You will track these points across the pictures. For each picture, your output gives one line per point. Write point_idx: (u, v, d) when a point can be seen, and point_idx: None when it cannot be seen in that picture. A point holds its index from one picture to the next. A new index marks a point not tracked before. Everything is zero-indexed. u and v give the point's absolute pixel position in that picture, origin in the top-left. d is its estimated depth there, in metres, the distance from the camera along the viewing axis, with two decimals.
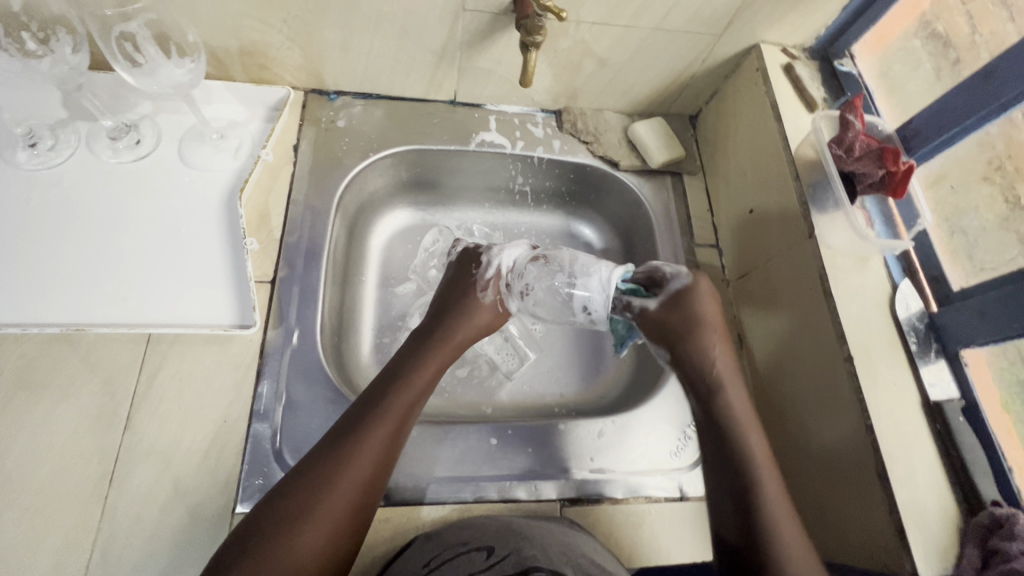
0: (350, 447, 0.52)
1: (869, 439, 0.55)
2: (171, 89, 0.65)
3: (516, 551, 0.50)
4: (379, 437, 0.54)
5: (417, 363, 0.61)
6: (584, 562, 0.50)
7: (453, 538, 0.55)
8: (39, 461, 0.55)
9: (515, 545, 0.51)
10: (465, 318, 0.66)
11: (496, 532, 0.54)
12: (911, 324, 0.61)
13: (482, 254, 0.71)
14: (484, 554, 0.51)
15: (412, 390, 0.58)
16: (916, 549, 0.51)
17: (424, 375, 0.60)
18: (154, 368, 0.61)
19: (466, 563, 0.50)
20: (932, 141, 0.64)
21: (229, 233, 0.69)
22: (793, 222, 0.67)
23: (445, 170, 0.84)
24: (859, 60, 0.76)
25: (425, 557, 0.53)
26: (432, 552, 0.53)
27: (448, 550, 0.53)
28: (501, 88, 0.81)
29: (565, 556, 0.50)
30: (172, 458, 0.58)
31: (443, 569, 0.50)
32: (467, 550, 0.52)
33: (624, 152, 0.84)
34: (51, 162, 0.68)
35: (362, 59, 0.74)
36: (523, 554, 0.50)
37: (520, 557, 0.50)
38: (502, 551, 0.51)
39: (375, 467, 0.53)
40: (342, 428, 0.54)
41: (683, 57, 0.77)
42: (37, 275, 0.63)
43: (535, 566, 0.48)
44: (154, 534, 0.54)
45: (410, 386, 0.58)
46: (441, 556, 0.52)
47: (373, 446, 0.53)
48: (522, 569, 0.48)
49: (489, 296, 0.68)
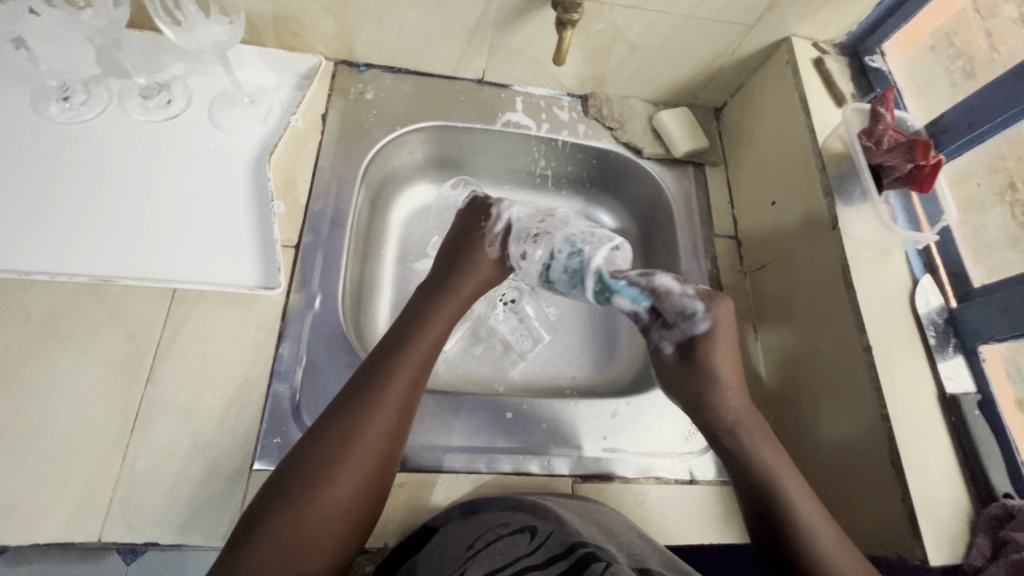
0: (372, 394, 0.55)
1: (884, 428, 0.55)
2: (210, 48, 0.64)
3: (560, 529, 0.51)
4: (402, 379, 0.57)
5: (431, 316, 0.63)
6: (624, 542, 0.51)
7: (492, 521, 0.55)
8: (62, 408, 0.56)
9: (557, 523, 0.52)
10: (475, 274, 0.67)
11: (535, 513, 0.55)
12: (930, 319, 0.61)
13: (494, 204, 0.70)
14: (528, 536, 0.51)
15: (427, 341, 0.60)
16: (927, 536, 0.52)
17: (438, 328, 0.62)
18: (178, 324, 0.61)
19: (511, 546, 0.50)
20: (961, 138, 0.64)
21: (256, 197, 0.70)
22: (817, 213, 0.67)
23: (469, 150, 0.85)
24: (889, 57, 0.75)
25: (468, 539, 0.52)
26: (472, 535, 0.53)
27: (488, 533, 0.53)
28: (530, 69, 0.81)
29: (607, 533, 0.52)
30: (193, 413, 0.58)
31: (488, 552, 0.50)
32: (509, 532, 0.53)
33: (648, 140, 0.85)
34: (82, 116, 0.68)
35: (394, 32, 0.74)
36: (567, 531, 0.50)
37: (564, 534, 0.50)
38: (546, 531, 0.51)
39: (398, 414, 0.55)
40: (361, 377, 0.56)
41: (713, 47, 0.77)
42: (66, 226, 0.63)
43: (581, 541, 0.48)
44: (173, 486, 0.55)
45: (425, 337, 0.61)
46: (484, 538, 0.52)
47: (393, 394, 0.55)
48: (568, 546, 0.48)
49: (493, 251, 0.68)
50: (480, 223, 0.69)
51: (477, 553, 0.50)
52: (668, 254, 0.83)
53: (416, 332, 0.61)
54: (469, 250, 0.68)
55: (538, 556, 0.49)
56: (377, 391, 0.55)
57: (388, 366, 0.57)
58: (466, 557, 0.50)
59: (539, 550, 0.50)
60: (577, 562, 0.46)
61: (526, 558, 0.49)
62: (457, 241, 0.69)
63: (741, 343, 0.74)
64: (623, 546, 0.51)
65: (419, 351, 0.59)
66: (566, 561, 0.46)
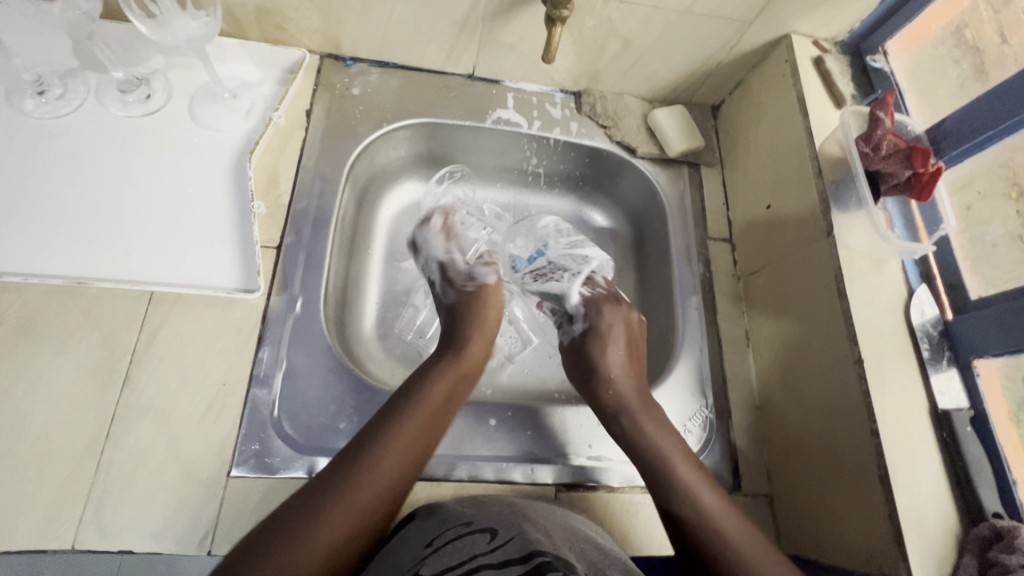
0: (375, 454, 0.52)
1: (873, 443, 0.54)
2: (185, 42, 0.62)
3: (520, 534, 0.50)
4: (413, 432, 0.54)
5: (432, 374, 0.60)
6: (587, 548, 0.51)
7: (453, 520, 0.54)
8: (36, 411, 0.55)
9: (519, 529, 0.51)
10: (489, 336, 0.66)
11: (496, 515, 0.54)
12: (924, 331, 0.60)
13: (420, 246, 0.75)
14: (488, 536, 0.50)
15: (437, 402, 0.58)
16: (913, 555, 0.51)
17: (440, 383, 0.59)
18: (155, 326, 0.60)
19: (469, 544, 0.49)
20: (964, 144, 0.62)
21: (237, 196, 0.68)
22: (811, 218, 0.65)
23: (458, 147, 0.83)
24: (892, 56, 0.72)
25: (427, 537, 0.52)
26: (433, 533, 0.52)
27: (448, 532, 0.51)
28: (521, 65, 0.79)
29: (568, 541, 0.51)
30: (170, 417, 0.57)
31: (446, 550, 0.49)
32: (469, 531, 0.51)
33: (642, 139, 0.82)
34: (59, 111, 0.67)
35: (380, 25, 0.72)
36: (527, 537, 0.50)
37: (525, 540, 0.49)
38: (506, 533, 0.51)
39: (400, 480, 0.52)
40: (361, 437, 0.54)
41: (710, 43, 0.75)
42: (40, 225, 0.62)
43: (540, 548, 0.47)
44: (149, 492, 0.54)
45: (434, 401, 0.58)
46: (444, 536, 0.51)
47: (400, 449, 0.53)
48: (526, 553, 0.47)
49: (483, 272, 0.72)
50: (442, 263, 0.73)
51: (435, 550, 0.49)
52: (660, 257, 0.81)
53: (423, 389, 0.58)
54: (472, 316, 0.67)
55: (495, 556, 0.48)
56: (379, 452, 0.52)
57: (394, 428, 0.54)
58: (423, 555, 0.49)
59: (497, 549, 0.48)
60: (532, 568, 0.45)
61: (483, 556, 0.48)
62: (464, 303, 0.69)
63: (731, 349, 0.73)
64: (584, 556, 0.50)
65: (425, 406, 0.57)
66: (522, 567, 0.45)
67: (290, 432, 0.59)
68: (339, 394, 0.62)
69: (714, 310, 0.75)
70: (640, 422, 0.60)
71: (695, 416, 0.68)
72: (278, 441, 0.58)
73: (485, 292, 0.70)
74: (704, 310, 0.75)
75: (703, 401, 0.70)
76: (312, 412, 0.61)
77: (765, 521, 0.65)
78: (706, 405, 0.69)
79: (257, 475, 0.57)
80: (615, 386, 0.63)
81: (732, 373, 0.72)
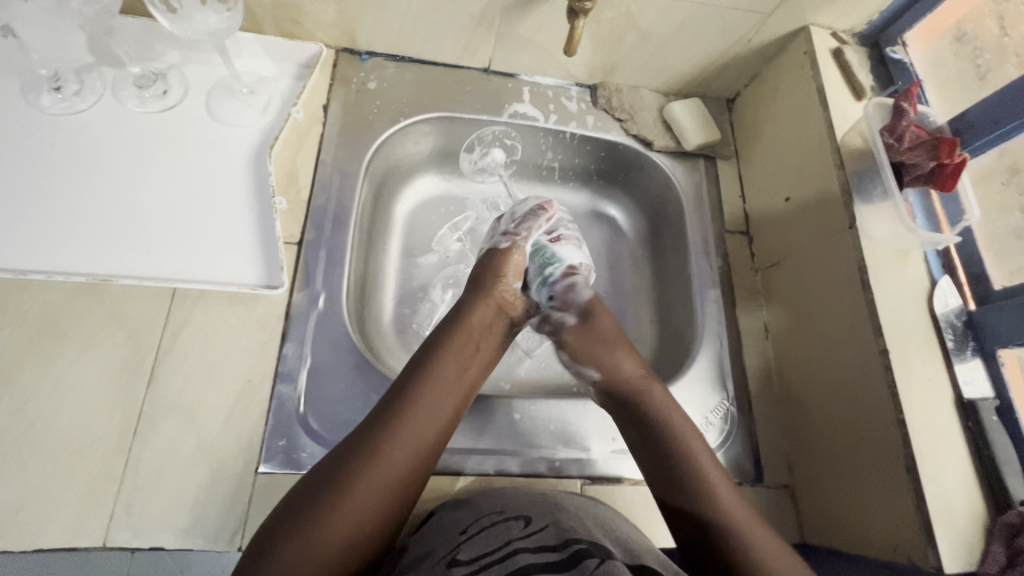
0: (407, 413, 0.52)
1: (900, 433, 0.55)
2: (206, 37, 0.62)
3: (554, 522, 0.50)
4: (437, 413, 0.53)
5: (456, 332, 0.59)
6: (622, 536, 0.51)
7: (486, 508, 0.54)
8: (62, 410, 0.55)
9: (552, 517, 0.51)
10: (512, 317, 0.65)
11: (529, 503, 0.54)
12: (948, 321, 0.60)
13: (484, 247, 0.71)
14: (521, 523, 0.51)
15: (465, 361, 0.58)
16: (942, 543, 0.51)
17: (467, 344, 0.59)
18: (179, 323, 0.60)
19: (503, 531, 0.50)
20: (986, 135, 0.62)
21: (257, 192, 0.68)
22: (832, 210, 0.65)
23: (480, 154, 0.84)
24: (910, 48, 0.73)
25: (461, 524, 0.52)
26: (467, 520, 0.53)
27: (482, 519, 0.52)
28: (537, 58, 0.79)
29: (601, 529, 0.51)
30: (197, 414, 0.57)
31: (481, 536, 0.49)
32: (503, 519, 0.52)
33: (658, 132, 0.82)
34: (75, 107, 0.66)
35: (397, 19, 0.72)
36: (562, 525, 0.50)
37: (559, 528, 0.49)
38: (539, 521, 0.51)
39: (435, 437, 0.52)
40: (390, 397, 0.53)
41: (728, 35, 0.74)
42: (61, 222, 0.61)
43: (575, 536, 0.47)
44: (178, 490, 0.54)
45: (459, 363, 0.57)
46: (478, 523, 0.52)
47: (422, 425, 0.52)
48: (562, 540, 0.47)
49: (503, 243, 0.68)
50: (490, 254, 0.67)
51: (470, 537, 0.50)
52: (677, 250, 0.81)
53: (450, 348, 0.58)
54: (495, 277, 0.65)
55: (530, 541, 0.48)
56: (411, 409, 0.52)
57: (423, 385, 0.54)
58: (458, 541, 0.50)
59: (531, 536, 0.49)
60: (569, 556, 0.45)
61: (519, 541, 0.48)
62: (483, 267, 0.66)
63: (750, 342, 0.74)
64: (619, 543, 0.49)
65: (453, 364, 0.57)
66: (558, 553, 0.46)
67: (316, 427, 0.59)
68: (364, 389, 0.62)
69: (733, 303, 0.75)
70: (650, 407, 0.58)
71: (716, 408, 0.69)
72: (305, 436, 0.58)
73: (515, 264, 0.67)
74: (723, 303, 0.75)
75: (725, 393, 0.70)
76: (338, 408, 0.61)
77: (788, 512, 0.66)
78: (727, 397, 0.69)
79: (285, 471, 0.56)
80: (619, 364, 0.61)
81: (751, 365, 0.72)
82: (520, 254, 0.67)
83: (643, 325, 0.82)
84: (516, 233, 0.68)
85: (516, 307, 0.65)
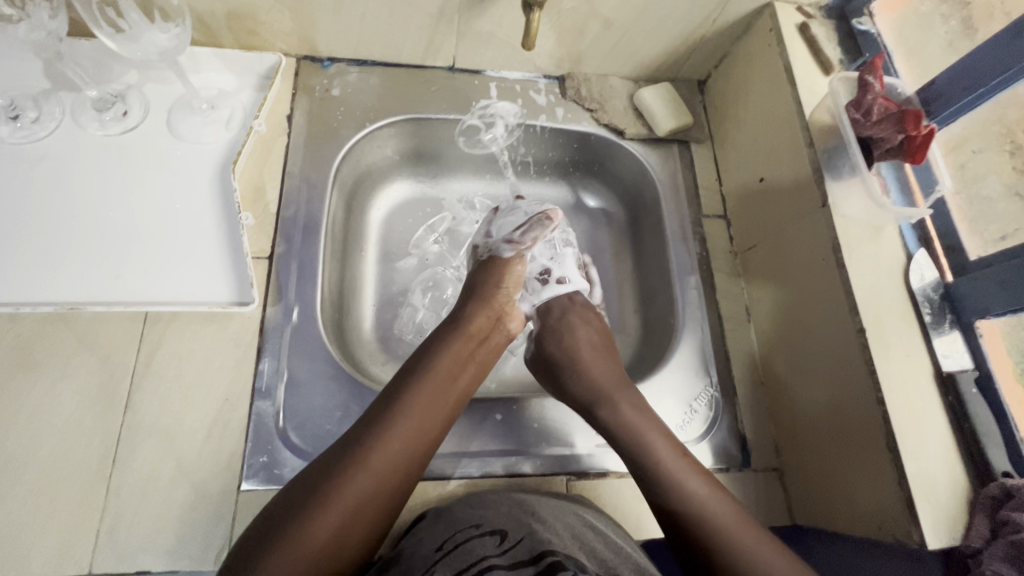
0: (398, 419, 0.52)
1: (880, 411, 0.54)
2: (157, 55, 0.62)
3: (529, 534, 0.50)
4: (437, 416, 0.54)
5: (452, 340, 0.60)
6: (596, 546, 0.50)
7: (462, 521, 0.53)
8: (42, 439, 0.55)
9: (528, 529, 0.51)
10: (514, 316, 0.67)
11: (506, 514, 0.53)
12: (925, 295, 0.59)
13: (501, 250, 0.68)
14: (497, 539, 0.50)
15: (463, 365, 0.59)
16: (925, 522, 0.51)
17: (464, 352, 0.59)
18: (152, 346, 0.60)
19: (478, 547, 0.49)
20: (954, 104, 0.61)
21: (224, 208, 0.67)
22: (804, 189, 0.64)
23: (477, 142, 0.82)
24: (877, 18, 0.71)
25: (436, 541, 0.52)
26: (443, 535, 0.52)
27: (459, 535, 0.51)
28: (501, 53, 0.78)
29: (577, 540, 0.50)
30: (176, 436, 0.57)
31: (456, 554, 0.49)
32: (479, 533, 0.51)
33: (630, 120, 0.81)
34: (35, 135, 0.65)
35: (355, 23, 0.70)
36: (538, 536, 0.49)
37: (535, 540, 0.49)
38: (515, 535, 0.50)
39: (425, 445, 0.53)
40: (378, 407, 0.53)
41: (691, 16, 0.73)
42: (29, 253, 0.61)
43: (550, 549, 0.47)
44: (161, 513, 0.54)
45: (458, 363, 0.58)
46: (453, 539, 0.51)
47: (419, 423, 0.53)
48: (535, 554, 0.46)
49: (505, 251, 0.68)
50: (486, 267, 0.67)
51: (445, 555, 0.49)
52: (655, 237, 0.80)
53: (447, 353, 0.58)
54: (495, 290, 0.65)
55: (504, 558, 0.47)
56: (402, 416, 0.52)
57: (418, 390, 0.54)
58: (434, 560, 0.49)
59: (507, 552, 0.48)
60: (544, 569, 0.44)
61: (493, 558, 0.47)
62: (480, 278, 0.67)
63: (732, 327, 0.73)
64: (596, 556, 0.49)
65: (448, 371, 0.57)
66: (534, 568, 0.45)
67: (296, 441, 0.59)
68: (343, 401, 0.62)
69: (714, 288, 0.75)
70: (616, 405, 0.60)
71: (700, 396, 0.68)
72: (285, 451, 0.58)
73: (516, 273, 0.67)
74: (703, 289, 0.74)
75: (708, 380, 0.69)
76: (318, 421, 0.60)
77: (778, 495, 0.65)
78: (710, 383, 0.69)
79: (267, 487, 0.56)
80: (585, 369, 0.64)
81: (734, 349, 0.72)
82: (522, 265, 0.68)
83: (627, 315, 0.81)
84: (521, 241, 0.68)
85: (513, 319, 0.67)
